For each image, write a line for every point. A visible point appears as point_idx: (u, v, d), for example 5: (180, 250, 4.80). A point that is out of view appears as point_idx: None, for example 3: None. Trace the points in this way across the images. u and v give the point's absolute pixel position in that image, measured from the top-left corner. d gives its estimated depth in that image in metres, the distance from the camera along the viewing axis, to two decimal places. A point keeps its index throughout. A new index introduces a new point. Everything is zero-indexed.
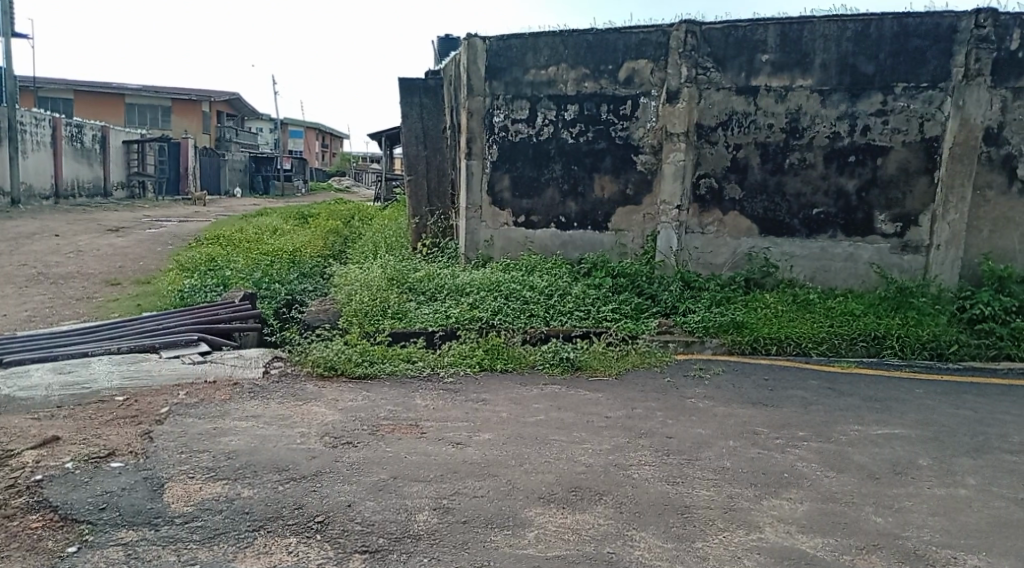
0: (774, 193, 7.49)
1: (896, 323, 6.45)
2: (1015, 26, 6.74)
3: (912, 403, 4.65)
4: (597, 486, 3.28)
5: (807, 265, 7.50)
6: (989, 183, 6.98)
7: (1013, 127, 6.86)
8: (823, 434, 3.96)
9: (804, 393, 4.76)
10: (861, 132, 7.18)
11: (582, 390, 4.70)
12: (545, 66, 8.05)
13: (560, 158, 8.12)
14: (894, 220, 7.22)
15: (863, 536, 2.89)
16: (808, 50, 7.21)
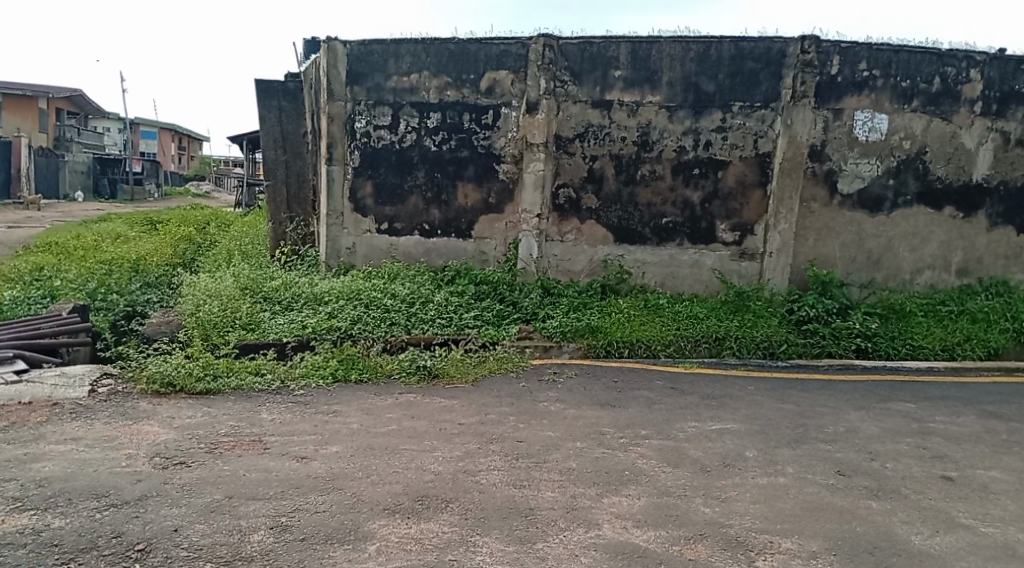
0: (627, 203, 7.84)
1: (734, 325, 6.93)
2: (835, 53, 7.42)
3: (745, 399, 5.00)
4: (444, 494, 3.28)
5: (658, 272, 7.89)
6: (813, 196, 7.66)
7: (833, 145, 7.56)
8: (663, 431, 4.18)
9: (650, 394, 5.01)
10: (705, 147, 7.66)
11: (436, 398, 4.69)
12: (407, 73, 8.00)
13: (422, 166, 8.10)
14: (733, 229, 7.75)
15: (691, 526, 3.07)
16: (657, 68, 7.61)
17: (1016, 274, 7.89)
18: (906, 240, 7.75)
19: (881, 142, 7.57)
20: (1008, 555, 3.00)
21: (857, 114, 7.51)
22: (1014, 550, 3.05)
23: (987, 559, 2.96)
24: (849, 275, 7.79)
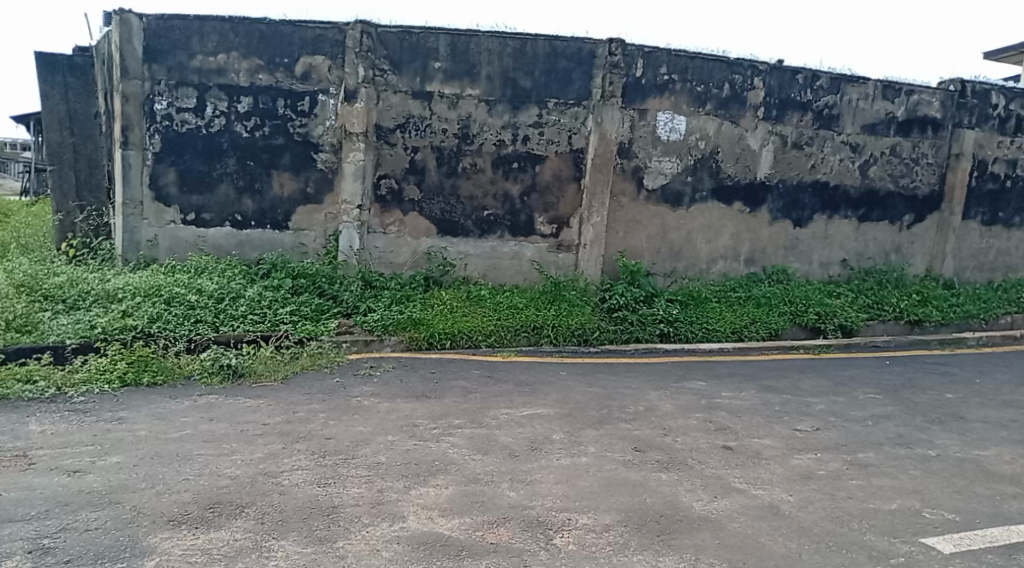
0: (449, 195, 7.86)
1: (552, 314, 7.18)
2: (639, 56, 7.88)
3: (555, 385, 5.22)
4: (240, 499, 3.12)
5: (480, 263, 7.99)
6: (623, 190, 8.11)
7: (639, 143, 8.05)
8: (475, 420, 4.25)
9: (466, 383, 5.07)
10: (523, 141, 7.86)
11: (240, 398, 4.45)
12: (213, 53, 7.48)
13: (233, 153, 7.63)
14: (550, 222, 8.02)
15: (495, 511, 3.14)
16: (476, 62, 7.68)
17: (793, 264, 8.84)
18: (703, 232, 8.42)
19: (681, 142, 8.16)
20: (773, 513, 3.36)
21: (660, 114, 8.04)
22: (778, 508, 3.41)
23: (756, 518, 3.30)
24: (655, 265, 8.34)
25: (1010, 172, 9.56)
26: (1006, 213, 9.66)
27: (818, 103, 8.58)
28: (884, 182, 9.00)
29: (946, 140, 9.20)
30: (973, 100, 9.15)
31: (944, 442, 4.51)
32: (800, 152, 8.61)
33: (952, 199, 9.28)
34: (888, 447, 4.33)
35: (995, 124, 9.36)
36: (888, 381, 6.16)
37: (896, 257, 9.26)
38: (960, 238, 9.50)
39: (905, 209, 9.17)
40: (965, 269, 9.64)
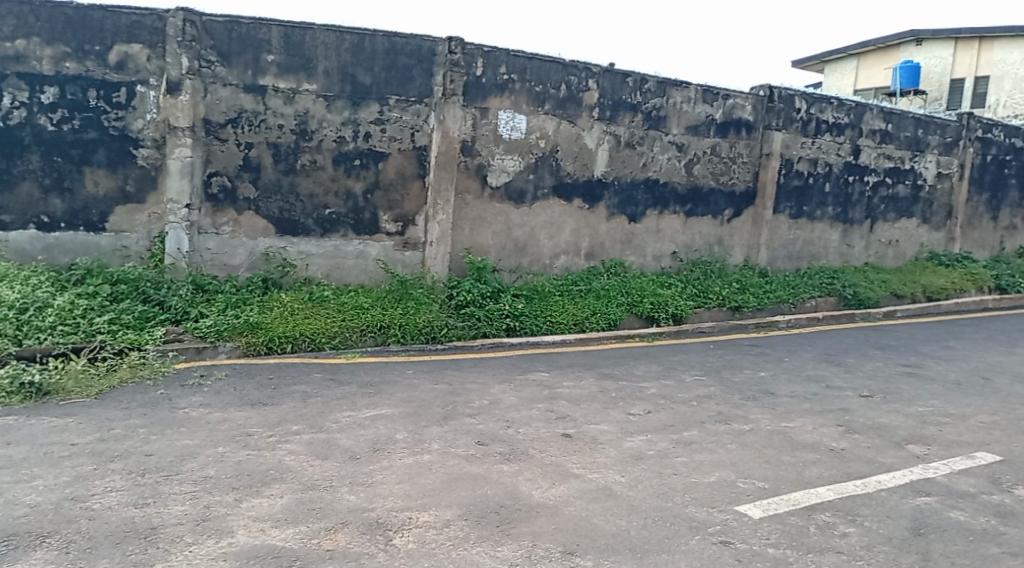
0: (287, 193, 7.55)
1: (398, 313, 7.10)
2: (479, 55, 7.95)
3: (400, 384, 5.17)
4: (42, 529, 2.85)
5: (322, 263, 7.73)
6: (467, 188, 8.15)
7: (481, 142, 8.12)
8: (315, 425, 4.12)
9: (305, 387, 4.90)
10: (364, 138, 7.70)
11: (46, 418, 4.04)
12: (9, 38, 6.75)
13: (37, 148, 6.92)
14: (395, 220, 7.91)
15: (332, 517, 3.07)
16: (311, 56, 7.43)
17: (629, 257, 9.29)
18: (545, 228, 8.65)
19: (522, 140, 8.33)
20: (606, 494, 3.53)
21: (500, 113, 8.17)
22: (611, 490, 3.58)
23: (590, 501, 3.44)
24: (500, 261, 8.45)
25: (812, 170, 10.60)
26: (810, 207, 10.72)
27: (647, 105, 9.08)
28: (707, 179, 9.69)
29: (758, 141, 10.05)
30: (780, 104, 10.06)
31: (759, 416, 4.93)
32: (632, 151, 9.07)
33: (765, 195, 10.16)
34: (711, 425, 4.67)
35: (798, 126, 10.35)
36: (712, 364, 6.65)
37: (719, 249, 10.00)
38: (772, 231, 10.42)
39: (725, 204, 9.93)
40: (778, 259, 10.59)
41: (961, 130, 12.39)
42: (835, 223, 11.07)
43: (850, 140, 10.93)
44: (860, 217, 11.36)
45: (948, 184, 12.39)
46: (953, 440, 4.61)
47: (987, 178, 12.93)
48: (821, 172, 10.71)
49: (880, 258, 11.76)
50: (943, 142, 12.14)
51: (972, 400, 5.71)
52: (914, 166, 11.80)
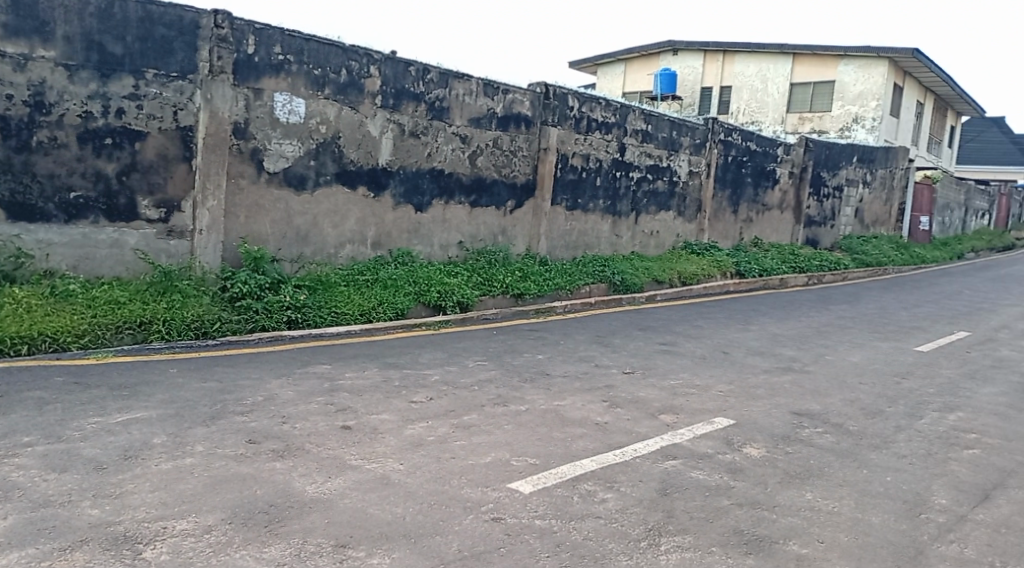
0: (21, 173, 6.59)
1: (161, 307, 6.53)
2: (249, 32, 7.49)
3: (162, 384, 4.75)
4: None
5: (68, 254, 6.84)
6: (240, 172, 7.63)
7: (255, 124, 7.66)
8: (53, 435, 3.66)
9: (44, 393, 4.33)
10: (116, 114, 6.92)
11: None
12: None
13: None
14: (157, 205, 7.20)
15: (68, 535, 2.78)
16: (48, 18, 6.56)
17: (415, 246, 9.29)
18: (328, 217, 8.36)
19: (300, 124, 7.98)
20: (383, 483, 3.51)
21: (275, 95, 7.76)
22: (389, 478, 3.57)
23: (366, 491, 3.41)
24: (280, 251, 8.01)
25: (584, 165, 11.32)
26: (583, 200, 11.44)
27: (429, 95, 9.12)
28: (489, 170, 9.96)
29: (536, 135, 10.51)
30: (555, 101, 10.61)
31: (535, 397, 5.18)
32: (416, 140, 9.07)
33: (543, 188, 10.67)
34: (489, 408, 4.82)
35: (571, 123, 10.98)
36: (493, 349, 6.87)
37: (502, 238, 10.32)
38: (550, 221, 10.97)
39: (507, 195, 10.27)
40: (556, 248, 11.17)
41: (708, 133, 13.89)
42: (605, 215, 11.92)
43: (616, 138, 11.82)
44: (626, 210, 12.34)
45: (698, 180, 13.85)
46: (698, 408, 5.18)
47: (728, 176, 14.64)
48: (593, 168, 11.47)
49: (644, 247, 12.88)
50: (693, 143, 13.55)
51: (714, 372, 6.46)
52: (670, 164, 13.05)
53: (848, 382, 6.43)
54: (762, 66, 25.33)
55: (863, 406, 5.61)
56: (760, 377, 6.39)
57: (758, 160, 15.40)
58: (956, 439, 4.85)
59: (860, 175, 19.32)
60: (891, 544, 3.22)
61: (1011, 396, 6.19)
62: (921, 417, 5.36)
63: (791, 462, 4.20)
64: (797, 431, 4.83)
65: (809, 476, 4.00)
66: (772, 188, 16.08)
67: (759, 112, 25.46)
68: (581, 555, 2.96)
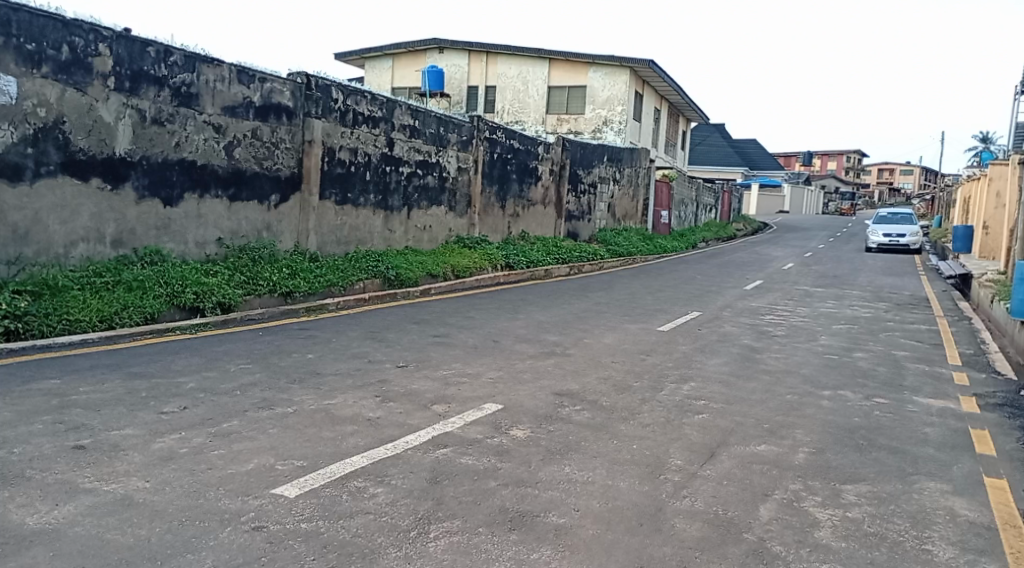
0: None
1: None
2: None
3: None
4: None
5: None
6: None
7: None
8: None
9: None
10: None
11: None
12: None
13: None
14: None
15: None
16: None
17: (166, 244, 8.49)
18: (55, 212, 7.35)
19: (12, 106, 6.92)
20: (125, 505, 3.17)
21: None
22: (131, 498, 3.23)
23: (102, 515, 3.05)
24: None
25: (352, 159, 11.09)
26: (353, 194, 11.20)
27: (174, 79, 8.36)
28: (249, 163, 9.40)
29: (299, 127, 10.10)
30: (317, 93, 10.26)
31: (302, 397, 4.99)
32: (161, 129, 8.28)
33: (310, 181, 10.29)
34: (252, 413, 4.56)
35: (336, 116, 10.70)
36: (257, 351, 6.50)
37: (266, 235, 9.78)
38: (320, 216, 10.61)
39: (271, 189, 9.76)
40: (326, 244, 10.83)
41: (474, 130, 14.28)
42: (376, 209, 11.78)
43: (384, 133, 11.73)
44: (398, 205, 12.32)
45: (467, 176, 14.20)
46: (468, 396, 5.32)
47: (494, 173, 15.19)
48: (361, 162, 11.27)
49: (417, 242, 12.94)
50: (460, 140, 13.86)
51: (484, 360, 6.69)
52: (439, 160, 13.24)
53: (603, 361, 7.00)
54: (522, 69, 26.59)
55: (615, 383, 6.13)
56: (526, 362, 6.73)
57: (521, 158, 16.16)
58: (690, 407, 5.48)
59: (610, 173, 21.06)
60: (636, 506, 3.55)
61: (732, 365, 7.13)
62: (663, 389, 5.99)
63: (552, 439, 4.47)
64: (559, 410, 5.15)
65: (568, 451, 4.28)
66: (534, 184, 16.95)
67: (521, 112, 26.75)
68: (349, 553, 2.90)
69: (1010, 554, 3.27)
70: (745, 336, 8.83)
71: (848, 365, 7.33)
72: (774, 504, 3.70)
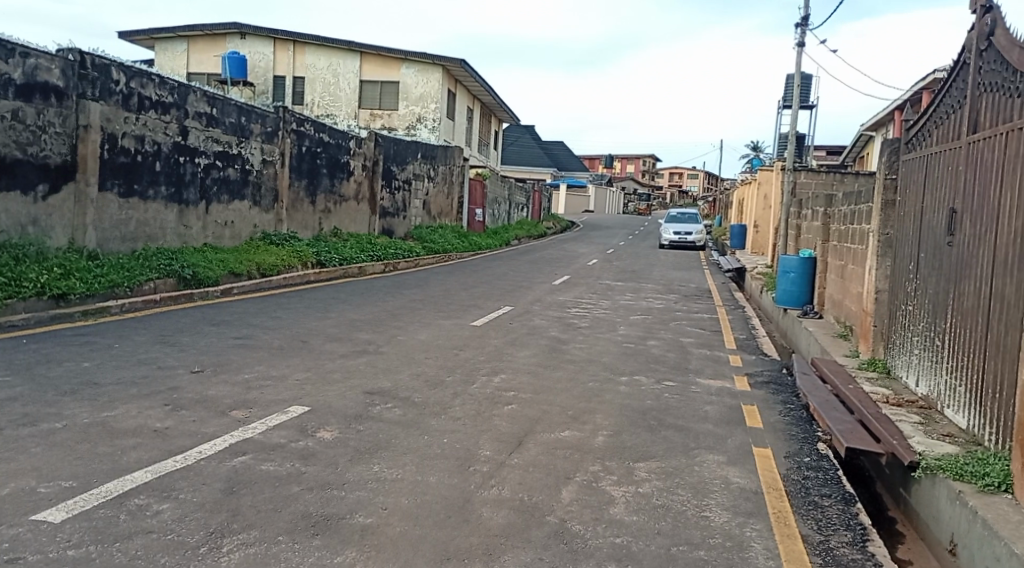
0: None
1: None
2: None
3: None
4: None
5: None
6: None
7: None
8: None
9: None
10: None
11: None
12: None
13: None
14: None
15: None
16: None
17: None
18: None
19: None
20: None
21: None
22: None
23: None
24: None
25: (138, 148, 10.15)
26: (140, 186, 10.26)
27: None
28: (8, 148, 8.28)
29: (73, 110, 9.06)
30: (93, 73, 9.26)
31: (75, 411, 4.48)
32: None
33: (86, 170, 9.27)
34: (10, 431, 4.02)
35: (118, 100, 9.73)
36: (21, 361, 5.75)
37: (33, 230, 8.67)
38: (99, 210, 9.61)
39: (37, 178, 8.66)
40: (109, 240, 9.83)
41: (280, 122, 13.62)
42: (168, 203, 10.88)
43: (175, 120, 10.85)
44: (194, 198, 11.47)
45: (273, 169, 13.53)
46: (271, 399, 5.07)
47: (303, 166, 14.62)
48: (149, 151, 10.37)
49: (218, 238, 12.13)
50: (264, 131, 13.17)
51: (291, 361, 6.41)
52: (240, 151, 12.49)
53: (415, 358, 6.98)
54: (332, 61, 25.86)
55: (427, 378, 6.14)
56: (336, 362, 6.54)
57: (332, 152, 15.69)
58: (500, 398, 5.62)
59: (425, 170, 21.02)
60: (444, 499, 3.57)
61: (541, 356, 7.41)
62: (474, 382, 6.08)
63: (360, 439, 4.37)
64: (369, 408, 5.06)
65: (376, 449, 4.21)
66: (346, 180, 16.53)
67: (332, 106, 26.04)
68: None
69: (773, 514, 3.68)
70: (553, 328, 9.22)
71: (643, 352, 7.90)
72: (575, 485, 3.89)
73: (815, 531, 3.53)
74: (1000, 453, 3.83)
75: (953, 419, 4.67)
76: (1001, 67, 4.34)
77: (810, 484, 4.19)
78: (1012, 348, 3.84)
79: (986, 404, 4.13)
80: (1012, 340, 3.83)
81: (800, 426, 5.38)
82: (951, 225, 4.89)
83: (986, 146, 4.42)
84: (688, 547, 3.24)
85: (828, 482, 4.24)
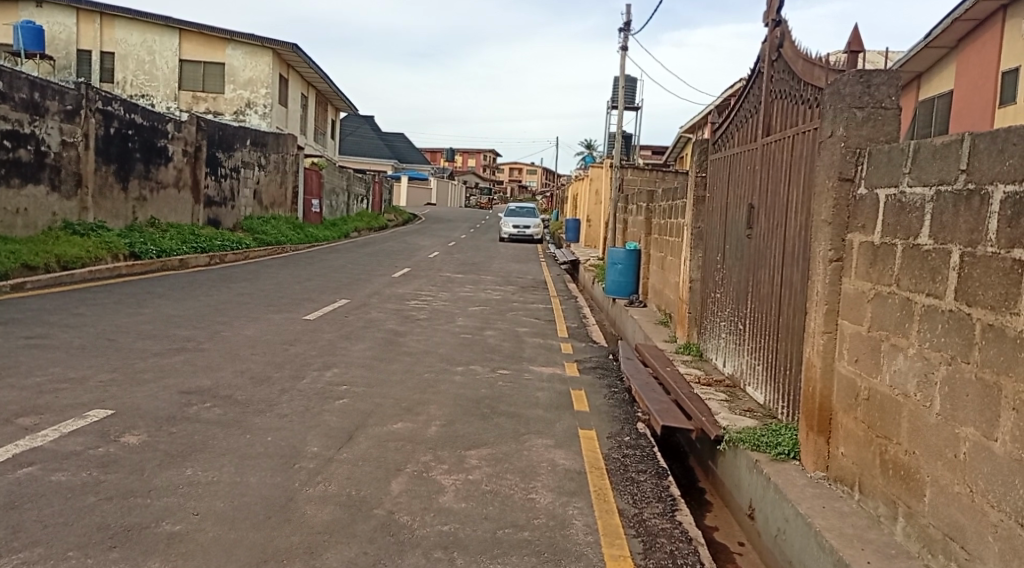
0: None
1: None
2: None
3: None
4: None
5: None
6: None
7: None
8: None
9: None
10: None
11: None
12: None
13: None
14: None
15: None
16: None
17: None
18: None
19: None
20: None
21: None
22: None
23: None
24: None
25: None
26: None
27: None
28: None
29: None
30: None
31: None
32: None
33: None
34: None
35: None
36: None
37: None
38: None
39: None
40: None
41: (82, 100, 12.35)
42: None
43: None
44: None
45: (74, 152, 12.24)
46: (67, 404, 4.58)
47: (111, 150, 13.39)
48: None
49: (8, 227, 10.83)
50: (63, 109, 11.87)
51: (94, 361, 5.83)
52: (35, 131, 11.19)
53: (240, 354, 6.61)
54: (147, 37, 23.86)
55: (253, 375, 5.82)
56: (149, 360, 6.04)
57: (146, 135, 14.45)
58: (331, 393, 5.46)
59: (255, 158, 19.95)
60: (264, 500, 3.41)
61: (376, 349, 7.28)
62: (303, 378, 5.86)
63: (172, 443, 4.07)
64: (185, 409, 4.72)
65: (190, 452, 3.94)
66: (165, 166, 15.36)
67: (148, 85, 24.05)
68: None
69: (593, 492, 3.86)
70: (389, 321, 9.10)
71: (479, 343, 8.00)
72: (405, 476, 3.86)
73: (631, 505, 3.73)
74: (789, 425, 4.24)
75: (753, 396, 5.12)
76: (788, 77, 4.81)
77: (629, 461, 4.44)
78: (799, 330, 4.28)
79: (779, 381, 4.56)
80: (799, 321, 4.26)
81: (623, 408, 5.68)
82: (750, 219, 5.36)
83: (776, 147, 4.88)
84: (513, 529, 3.32)
85: (644, 458, 4.51)
